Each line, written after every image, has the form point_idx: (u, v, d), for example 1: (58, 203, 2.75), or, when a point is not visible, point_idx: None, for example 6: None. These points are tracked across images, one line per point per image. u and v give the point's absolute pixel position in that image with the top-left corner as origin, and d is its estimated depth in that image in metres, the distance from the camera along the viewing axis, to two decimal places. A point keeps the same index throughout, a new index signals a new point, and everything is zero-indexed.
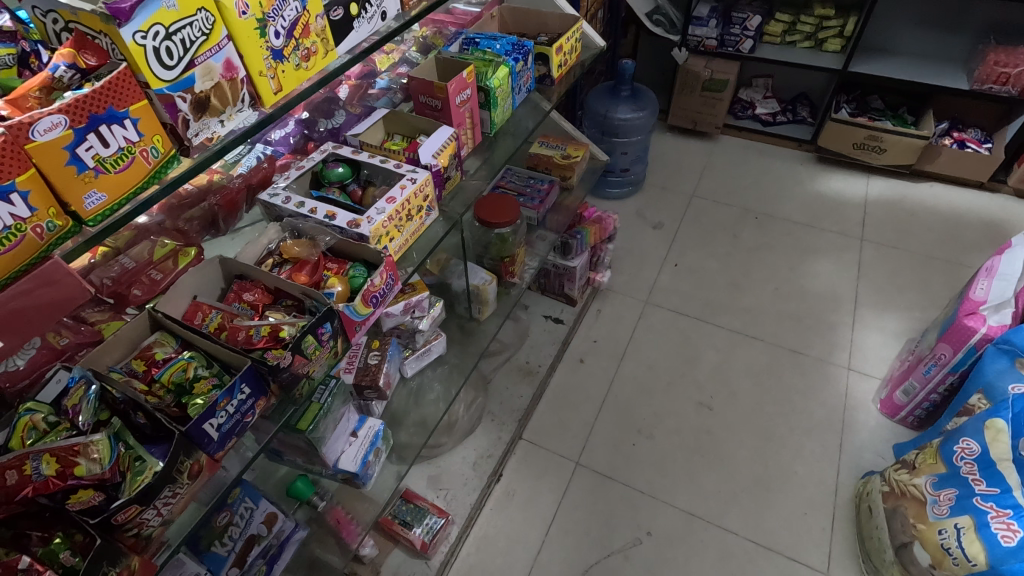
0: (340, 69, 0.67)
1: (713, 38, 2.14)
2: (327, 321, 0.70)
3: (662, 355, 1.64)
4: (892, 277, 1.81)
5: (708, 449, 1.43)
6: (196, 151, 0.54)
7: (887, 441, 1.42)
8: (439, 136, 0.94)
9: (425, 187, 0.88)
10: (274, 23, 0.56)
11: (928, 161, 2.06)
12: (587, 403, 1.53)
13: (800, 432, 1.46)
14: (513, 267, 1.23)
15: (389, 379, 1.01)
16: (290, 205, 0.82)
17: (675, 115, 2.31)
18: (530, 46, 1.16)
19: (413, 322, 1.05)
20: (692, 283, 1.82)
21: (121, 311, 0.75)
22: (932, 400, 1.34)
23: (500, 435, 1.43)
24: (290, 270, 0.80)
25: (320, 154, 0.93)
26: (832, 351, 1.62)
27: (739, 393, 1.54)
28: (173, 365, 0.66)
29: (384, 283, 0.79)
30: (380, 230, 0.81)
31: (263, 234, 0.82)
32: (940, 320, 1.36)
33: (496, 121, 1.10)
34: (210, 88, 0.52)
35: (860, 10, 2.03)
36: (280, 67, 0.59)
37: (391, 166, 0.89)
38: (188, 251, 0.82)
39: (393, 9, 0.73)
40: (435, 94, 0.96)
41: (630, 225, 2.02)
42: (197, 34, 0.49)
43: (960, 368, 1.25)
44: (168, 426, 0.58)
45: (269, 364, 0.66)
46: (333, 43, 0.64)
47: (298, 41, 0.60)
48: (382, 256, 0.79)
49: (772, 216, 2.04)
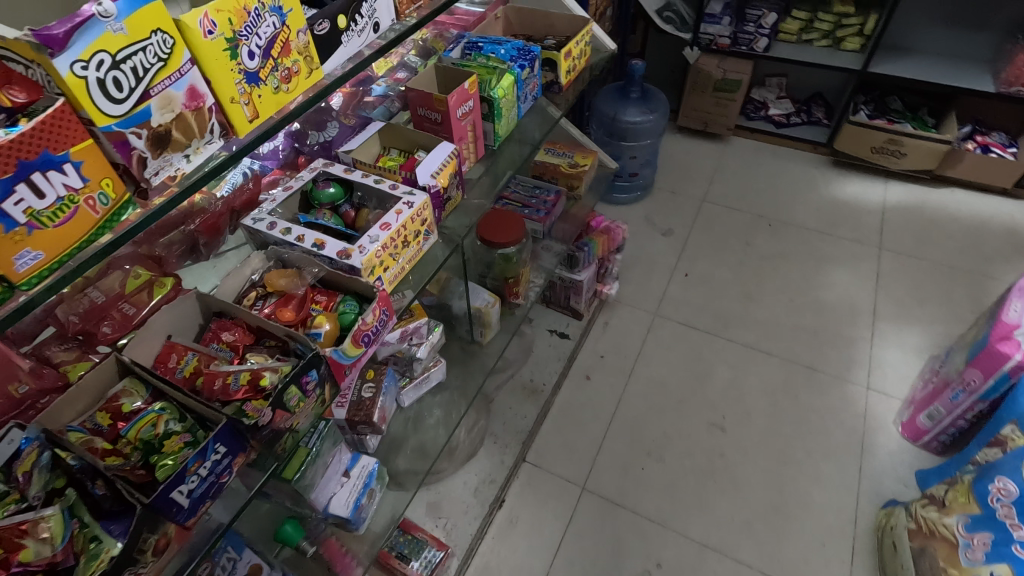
0: (328, 89, 0.60)
1: (726, 36, 2.05)
2: (312, 368, 0.63)
3: (672, 371, 1.57)
4: (912, 289, 1.73)
5: (721, 474, 1.37)
6: (156, 193, 0.47)
7: (909, 465, 1.36)
8: (438, 153, 0.87)
9: (423, 210, 0.81)
10: (247, 42, 0.49)
11: (950, 166, 1.97)
12: (593, 423, 1.46)
13: (817, 456, 1.39)
14: (518, 287, 1.15)
15: (384, 412, 0.94)
16: (276, 232, 0.76)
17: (685, 115, 2.22)
18: (537, 51, 1.09)
19: (411, 350, 0.98)
20: (703, 294, 1.74)
21: (90, 350, 0.69)
22: (959, 426, 1.28)
23: (502, 458, 1.37)
24: (275, 305, 0.73)
25: (311, 172, 0.86)
26: (851, 368, 1.55)
27: (753, 413, 1.48)
28: (141, 420, 0.60)
29: (378, 318, 0.73)
30: (373, 260, 0.74)
31: (245, 264, 0.75)
32: (968, 341, 1.29)
33: (500, 134, 1.02)
34: (171, 121, 0.45)
35: (881, 8, 1.94)
36: (256, 91, 0.51)
37: (386, 187, 0.82)
38: (165, 282, 0.75)
39: (387, 20, 0.66)
40: (435, 107, 0.88)
41: (639, 232, 1.94)
42: (153, 60, 0.42)
43: (991, 395, 1.18)
44: (129, 498, 0.52)
45: (247, 420, 0.59)
46: (318, 60, 0.57)
47: (276, 60, 0.52)
48: (375, 291, 0.72)
49: (787, 222, 1.96)
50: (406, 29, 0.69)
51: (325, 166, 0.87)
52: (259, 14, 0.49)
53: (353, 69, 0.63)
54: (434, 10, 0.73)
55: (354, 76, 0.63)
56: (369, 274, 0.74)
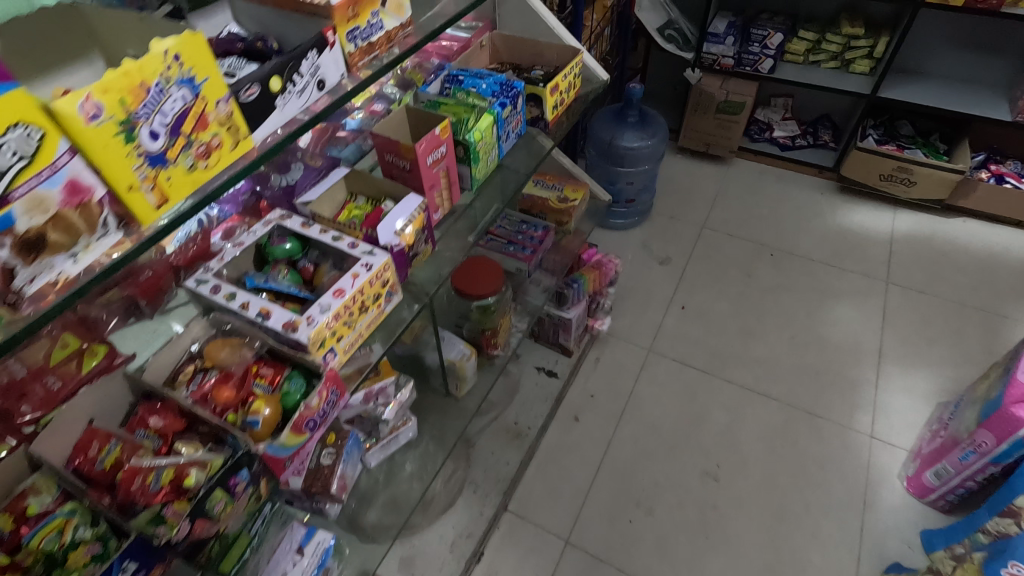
0: (261, 158, 0.53)
1: (730, 56, 1.97)
2: (242, 467, 0.59)
3: (665, 413, 1.49)
4: (921, 327, 1.65)
5: (714, 529, 1.29)
6: (31, 302, 0.41)
7: (914, 525, 1.28)
8: (405, 206, 0.79)
9: (385, 271, 0.74)
10: (148, 122, 0.42)
11: (961, 197, 1.88)
12: (580, 469, 1.39)
13: (816, 511, 1.31)
14: (497, 338, 1.08)
15: (344, 481, 0.88)
16: (219, 298, 0.68)
17: (686, 136, 2.14)
18: (520, 87, 1.02)
19: (378, 410, 0.93)
20: (699, 329, 1.67)
21: (9, 434, 0.62)
22: (968, 487, 1.20)
23: (482, 509, 1.30)
24: (213, 382, 0.66)
25: (265, 226, 0.79)
26: (854, 414, 1.47)
27: (750, 461, 1.40)
28: (45, 527, 0.55)
29: (326, 400, 0.67)
30: (323, 332, 0.67)
31: (183, 334, 0.69)
32: (980, 396, 1.21)
33: (478, 177, 0.95)
34: (43, 223, 0.38)
35: (892, 30, 1.85)
36: (164, 173, 0.44)
37: (344, 246, 0.75)
38: (97, 350, 0.69)
39: (336, 75, 0.59)
40: (402, 154, 0.82)
41: (634, 260, 1.87)
42: (11, 159, 0.35)
43: (1004, 460, 1.10)
44: None
45: (163, 534, 0.54)
46: (245, 130, 0.50)
47: (189, 137, 0.45)
48: (323, 370, 0.66)
49: (790, 252, 1.88)
50: (360, 83, 0.62)
51: (282, 219, 0.80)
52: (163, 88, 0.42)
53: (294, 133, 0.56)
54: (395, 58, 0.66)
55: (295, 140, 0.56)
56: (319, 348, 0.67)
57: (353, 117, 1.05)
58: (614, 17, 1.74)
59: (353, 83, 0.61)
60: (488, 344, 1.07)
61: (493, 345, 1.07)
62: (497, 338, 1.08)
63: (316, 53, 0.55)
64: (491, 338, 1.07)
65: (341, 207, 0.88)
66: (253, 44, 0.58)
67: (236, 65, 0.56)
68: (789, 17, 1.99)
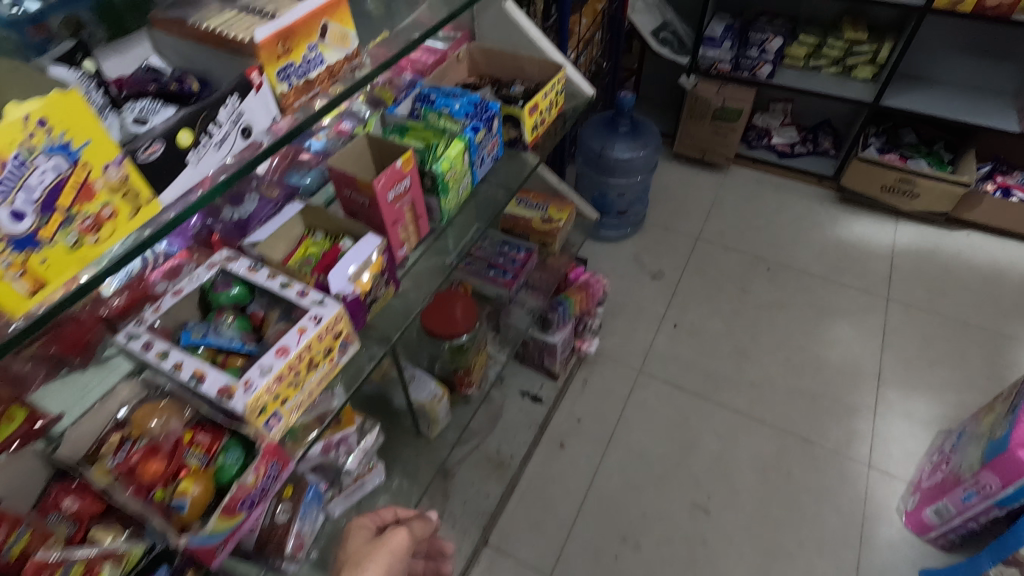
0: (173, 222, 0.46)
1: (727, 60, 1.89)
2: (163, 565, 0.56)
3: (654, 439, 1.43)
4: (922, 348, 1.58)
5: (703, 566, 1.23)
6: None
7: (912, 562, 1.22)
8: (361, 248, 0.72)
9: (337, 322, 0.68)
10: (6, 201, 0.35)
11: (966, 210, 1.82)
12: (565, 500, 1.33)
13: (810, 548, 1.25)
14: (469, 377, 1.04)
15: (302, 540, 0.79)
16: (149, 357, 0.62)
17: (681, 143, 2.07)
18: (497, 108, 0.94)
19: (339, 459, 0.87)
20: (692, 349, 1.60)
21: None
22: (970, 527, 1.14)
23: (460, 546, 1.24)
24: (140, 454, 0.60)
25: (209, 269, 0.73)
26: (851, 441, 1.41)
27: (742, 492, 1.34)
28: None
29: (265, 475, 0.61)
30: (263, 398, 0.61)
31: (109, 399, 0.63)
32: (985, 431, 1.14)
33: (448, 208, 0.89)
34: None
35: (897, 34, 1.77)
36: (36, 256, 0.38)
37: (293, 294, 0.69)
38: (18, 410, 0.59)
39: (265, 120, 0.52)
40: (360, 190, 0.75)
41: (626, 274, 1.80)
42: None
43: (1009, 503, 1.03)
44: None
45: None
46: (146, 195, 0.43)
47: (68, 211, 0.38)
48: (259, 444, 0.60)
49: (787, 266, 1.81)
50: (299, 126, 0.55)
51: (227, 262, 0.73)
52: (24, 160, 0.35)
53: (216, 191, 0.49)
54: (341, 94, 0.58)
55: (218, 197, 0.49)
56: (259, 415, 0.61)
57: (318, 138, 0.97)
58: (605, 21, 1.66)
59: (289, 128, 0.54)
60: (459, 382, 1.02)
61: (464, 384, 1.03)
62: (469, 376, 1.03)
63: (238, 97, 0.48)
64: (462, 377, 1.03)
65: (298, 242, 0.82)
66: (169, 85, 0.52)
67: (149, 109, 0.50)
68: (789, 19, 1.91)
